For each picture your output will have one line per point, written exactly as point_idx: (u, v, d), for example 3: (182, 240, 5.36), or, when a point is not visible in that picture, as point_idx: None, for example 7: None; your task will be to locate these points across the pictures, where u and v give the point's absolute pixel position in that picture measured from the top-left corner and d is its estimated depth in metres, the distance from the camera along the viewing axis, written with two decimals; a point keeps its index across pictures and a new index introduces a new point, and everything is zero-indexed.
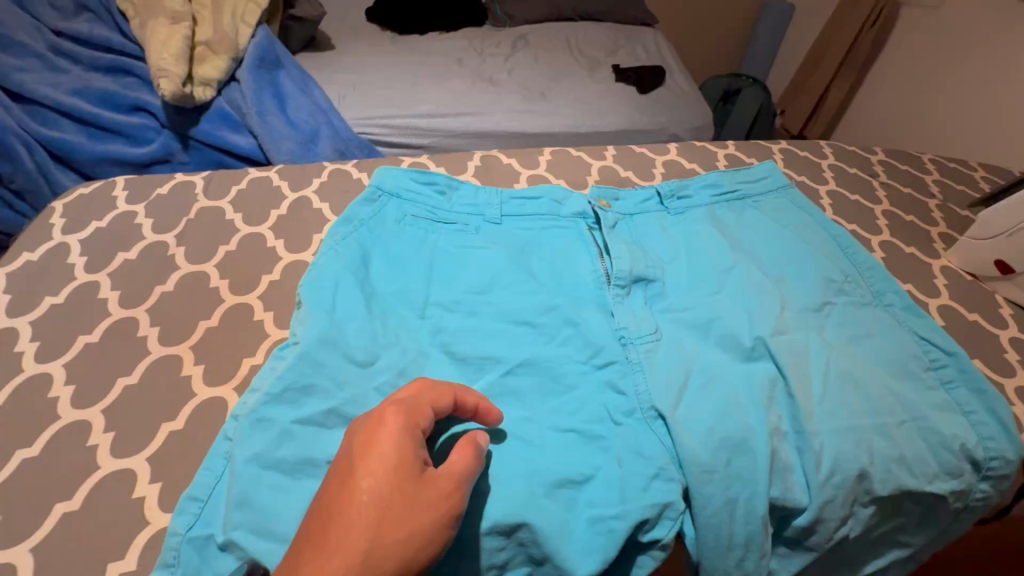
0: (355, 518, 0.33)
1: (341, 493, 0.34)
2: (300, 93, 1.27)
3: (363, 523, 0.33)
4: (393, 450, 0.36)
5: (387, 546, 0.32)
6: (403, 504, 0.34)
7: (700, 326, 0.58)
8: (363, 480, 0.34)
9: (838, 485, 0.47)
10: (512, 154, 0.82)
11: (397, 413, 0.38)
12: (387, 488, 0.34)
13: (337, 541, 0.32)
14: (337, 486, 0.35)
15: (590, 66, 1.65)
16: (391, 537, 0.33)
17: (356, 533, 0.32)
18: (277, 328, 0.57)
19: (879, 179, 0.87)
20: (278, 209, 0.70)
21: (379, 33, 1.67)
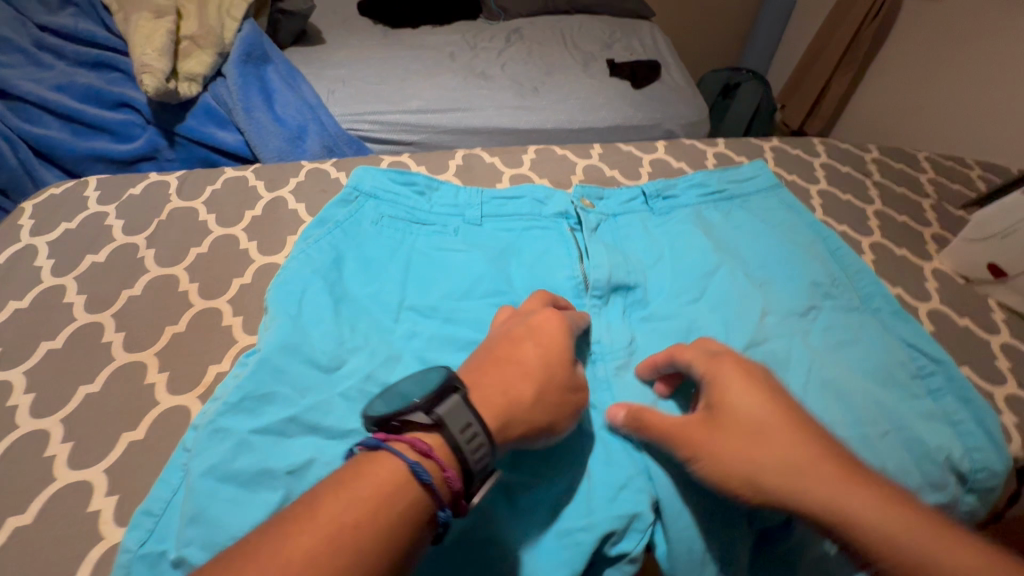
0: (529, 370, 0.44)
1: (518, 351, 0.46)
2: (288, 89, 1.25)
3: (532, 375, 0.44)
4: (559, 335, 0.48)
5: (544, 400, 0.44)
6: (561, 379, 0.45)
7: (678, 335, 0.56)
8: (528, 352, 0.46)
9: None
10: (495, 152, 0.81)
11: (562, 315, 0.50)
12: (551, 359, 0.46)
13: (518, 380, 0.44)
14: (511, 346, 0.46)
15: (584, 60, 1.63)
16: (548, 395, 0.44)
17: (529, 382, 0.44)
18: (245, 333, 0.56)
19: (872, 178, 0.85)
20: (253, 209, 0.69)
21: (370, 26, 1.65)
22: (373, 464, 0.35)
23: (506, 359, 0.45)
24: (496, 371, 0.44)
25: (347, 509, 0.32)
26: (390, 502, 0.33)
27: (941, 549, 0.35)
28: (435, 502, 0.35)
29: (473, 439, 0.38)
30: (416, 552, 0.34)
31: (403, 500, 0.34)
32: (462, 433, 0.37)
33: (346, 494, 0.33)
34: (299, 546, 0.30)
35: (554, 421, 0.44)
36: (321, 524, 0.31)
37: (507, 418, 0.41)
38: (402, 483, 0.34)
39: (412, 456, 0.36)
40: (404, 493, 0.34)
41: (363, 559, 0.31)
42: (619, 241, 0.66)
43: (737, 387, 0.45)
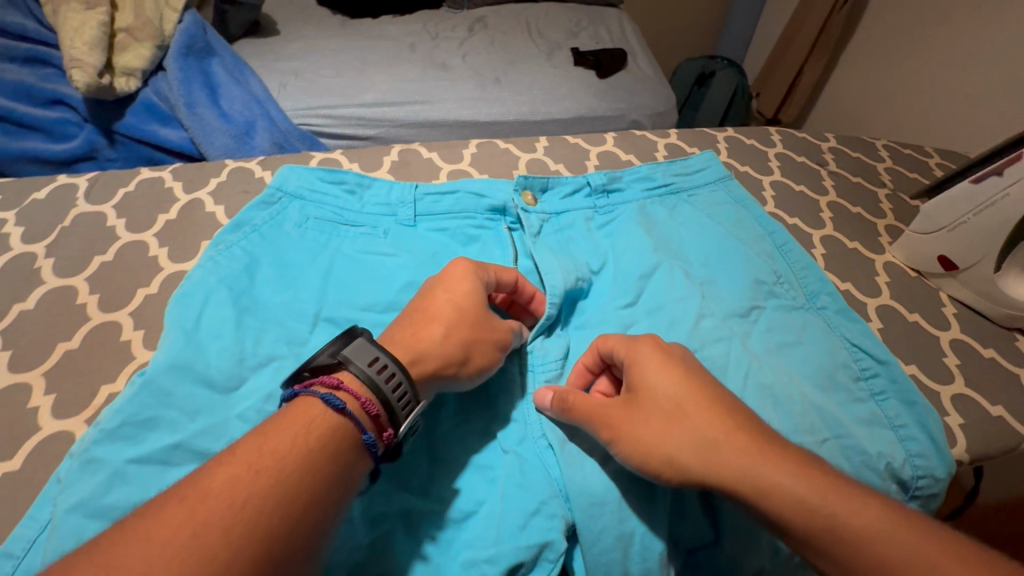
0: (436, 317, 0.47)
1: (426, 301, 0.48)
2: (234, 83, 1.19)
3: (439, 320, 0.47)
4: (467, 283, 0.49)
5: (453, 336, 0.46)
6: (470, 319, 0.47)
7: None
8: (435, 303, 0.48)
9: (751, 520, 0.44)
10: (434, 147, 0.76)
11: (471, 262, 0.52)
12: (460, 302, 0.48)
13: (425, 326, 0.46)
14: (421, 300, 0.49)
15: (549, 50, 1.58)
16: (458, 333, 0.46)
17: (436, 326, 0.46)
18: (145, 348, 0.52)
19: (828, 168, 0.82)
20: (167, 213, 0.64)
21: (327, 15, 1.58)
22: (289, 410, 0.38)
23: (417, 309, 0.48)
24: (407, 318, 0.47)
25: (266, 441, 0.35)
26: (306, 430, 0.36)
27: (846, 519, 0.36)
28: (355, 426, 0.38)
29: (383, 370, 0.41)
30: (349, 471, 0.37)
31: (320, 428, 0.37)
32: (368, 365, 0.40)
33: (264, 430, 0.36)
34: (221, 473, 0.33)
35: (471, 355, 0.46)
36: (239, 456, 0.34)
37: (419, 354, 0.44)
38: (319, 415, 0.37)
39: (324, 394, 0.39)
40: (321, 423, 0.37)
41: (286, 477, 0.33)
42: (561, 241, 0.62)
43: (656, 366, 0.44)
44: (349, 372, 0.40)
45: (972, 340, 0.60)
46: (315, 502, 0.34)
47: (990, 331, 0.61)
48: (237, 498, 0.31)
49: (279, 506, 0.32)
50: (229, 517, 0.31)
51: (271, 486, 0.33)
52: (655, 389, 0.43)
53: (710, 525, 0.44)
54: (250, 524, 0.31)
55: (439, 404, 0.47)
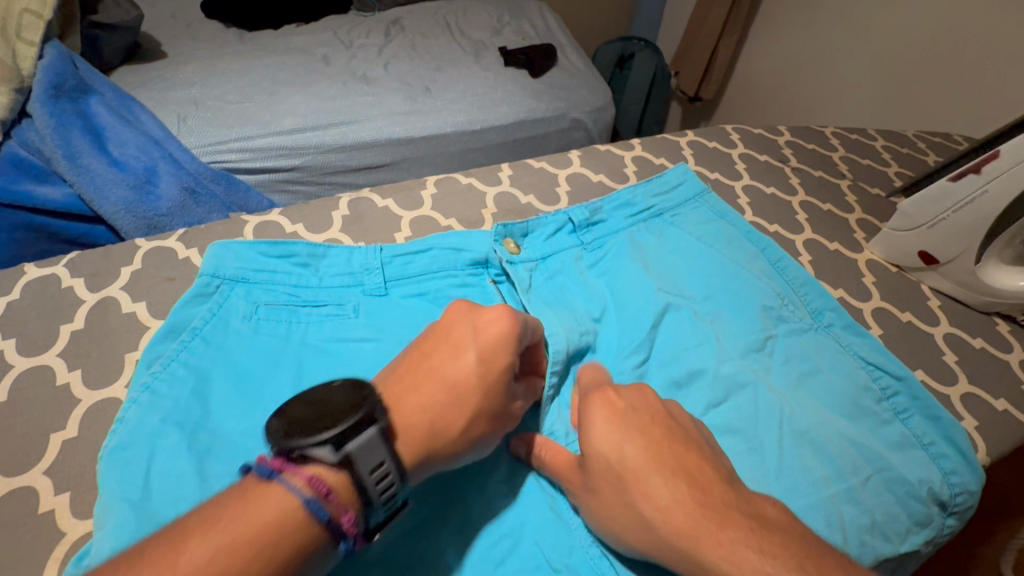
0: (462, 394, 0.40)
1: (450, 369, 0.41)
2: (125, 123, 0.93)
3: (464, 402, 0.40)
4: (501, 356, 0.42)
5: (471, 431, 0.40)
6: (492, 409, 0.41)
7: None
8: (462, 375, 0.41)
9: None
10: (389, 192, 0.67)
11: (516, 328, 0.44)
12: (489, 382, 0.42)
13: (445, 410, 0.40)
14: (450, 360, 0.42)
15: (476, 50, 1.50)
16: (479, 427, 0.41)
17: (456, 413, 0.40)
18: (76, 519, 0.40)
19: (790, 164, 0.81)
20: (72, 322, 0.52)
21: (221, 30, 1.40)
22: (257, 502, 0.32)
23: (440, 377, 0.41)
24: (424, 386, 0.41)
25: (212, 563, 0.29)
26: (264, 554, 0.30)
27: None
28: (337, 537, 0.33)
29: (384, 478, 0.35)
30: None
31: (279, 552, 0.30)
32: (371, 472, 0.35)
33: (218, 542, 0.29)
34: None
35: (480, 449, 0.41)
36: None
37: (429, 449, 0.39)
38: (289, 525, 0.31)
39: (311, 496, 0.33)
40: (290, 534, 0.31)
41: None
42: (555, 290, 0.56)
43: (600, 431, 0.41)
44: (346, 476, 0.34)
45: (961, 332, 0.61)
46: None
47: (974, 320, 0.63)
48: None
49: None
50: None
51: None
52: (707, 470, 0.39)
53: None
54: None
55: (462, 519, 0.41)
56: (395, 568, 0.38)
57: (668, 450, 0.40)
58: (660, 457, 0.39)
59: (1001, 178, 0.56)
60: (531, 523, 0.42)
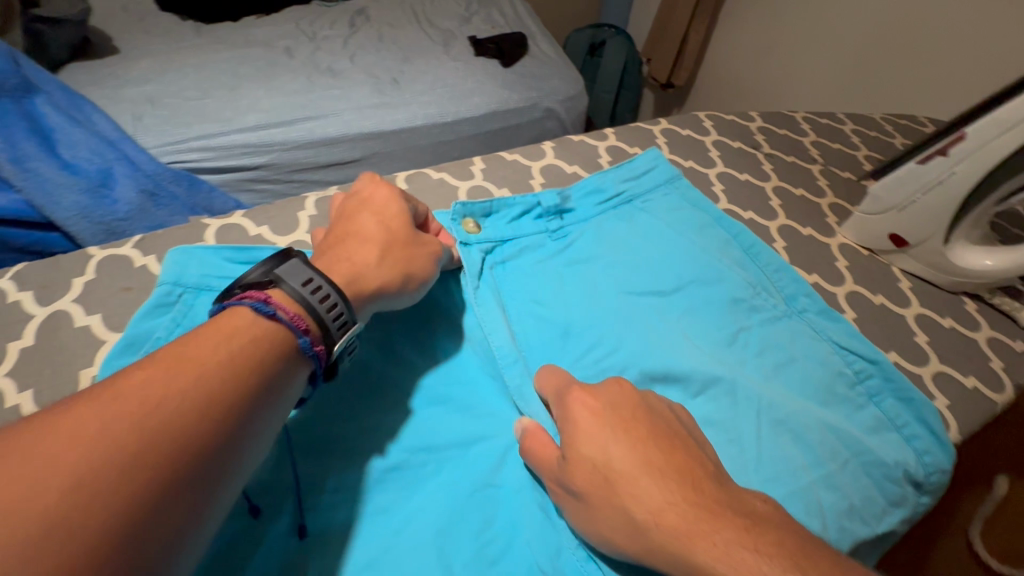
0: (369, 237, 0.46)
1: (354, 227, 0.47)
2: (74, 124, 0.89)
3: (373, 241, 0.46)
4: (394, 209, 0.49)
5: (387, 257, 0.46)
6: (400, 242, 0.47)
7: None
8: (364, 227, 0.47)
9: None
10: None
11: (399, 191, 0.52)
12: (391, 228, 0.48)
13: (358, 248, 0.45)
14: (350, 223, 0.48)
15: (444, 40, 1.46)
16: (393, 254, 0.46)
17: (370, 249, 0.45)
18: None
19: (763, 150, 0.82)
20: (20, 339, 0.48)
21: (177, 23, 1.33)
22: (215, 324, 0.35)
23: (346, 234, 0.47)
24: (335, 244, 0.46)
25: (186, 349, 0.32)
26: (230, 340, 0.33)
27: None
28: (291, 332, 0.36)
29: (319, 290, 0.39)
30: (277, 397, 0.35)
31: (245, 341, 0.34)
32: (304, 287, 0.38)
33: (188, 337, 0.33)
34: (136, 374, 0.30)
35: (407, 276, 0.46)
36: (159, 360, 0.31)
37: (356, 275, 0.43)
38: (247, 323, 0.35)
39: (254, 302, 0.36)
40: (248, 330, 0.35)
41: (204, 382, 0.31)
42: (511, 278, 0.56)
43: (589, 436, 0.40)
44: (280, 289, 0.38)
45: (932, 312, 0.62)
46: (244, 429, 0.32)
47: (943, 300, 0.64)
48: (150, 396, 0.29)
49: (182, 402, 0.29)
50: (140, 433, 0.27)
51: (191, 392, 0.30)
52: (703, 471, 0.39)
53: None
54: (164, 423, 0.28)
55: (446, 528, 0.40)
56: None
57: (658, 451, 0.39)
58: (655, 458, 0.38)
59: (967, 159, 0.57)
60: (518, 528, 0.41)
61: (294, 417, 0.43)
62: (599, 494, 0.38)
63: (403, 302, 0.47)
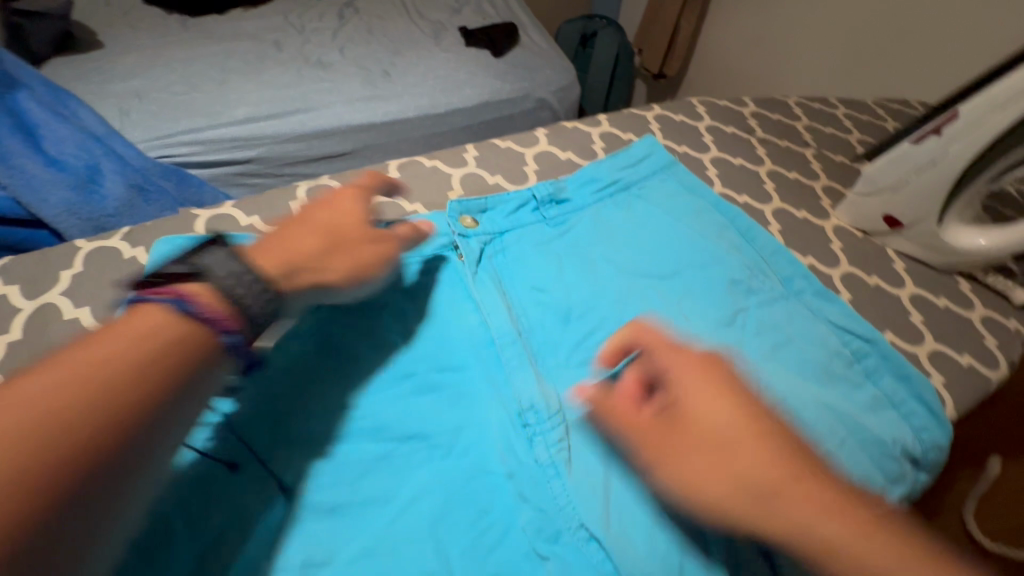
0: (314, 228, 0.42)
1: (297, 219, 0.43)
2: (59, 118, 0.86)
3: (316, 231, 0.42)
4: (344, 206, 0.46)
5: (329, 248, 0.41)
6: (346, 234, 0.43)
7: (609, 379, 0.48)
8: (308, 219, 0.43)
9: None
10: (349, 179, 0.64)
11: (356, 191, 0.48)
12: (337, 220, 0.44)
13: (297, 237, 0.41)
14: (295, 217, 0.44)
15: (435, 31, 1.45)
16: (336, 247, 0.42)
17: (310, 239, 0.41)
18: None
19: (756, 135, 0.81)
20: (7, 333, 0.47)
21: (163, 17, 1.31)
22: (126, 319, 0.31)
23: (288, 226, 0.42)
24: (275, 235, 0.41)
25: (91, 351, 0.28)
26: (142, 341, 0.29)
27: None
28: (212, 330, 0.32)
29: (241, 282, 0.34)
30: (182, 419, 0.30)
31: (161, 342, 0.30)
32: (229, 278, 0.34)
33: (96, 339, 0.29)
34: (27, 385, 0.26)
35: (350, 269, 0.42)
36: (58, 366, 0.27)
37: (292, 265, 0.39)
38: (162, 321, 0.31)
39: (167, 299, 0.31)
40: (164, 328, 0.30)
41: (104, 395, 0.27)
42: (507, 264, 0.56)
43: (709, 401, 0.39)
44: (202, 282, 0.34)
45: (926, 293, 0.63)
46: (154, 444, 0.28)
47: (938, 281, 0.64)
48: (43, 412, 0.25)
49: (79, 421, 0.26)
50: (26, 459, 0.24)
51: (89, 408, 0.26)
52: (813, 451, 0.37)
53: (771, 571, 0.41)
54: (54, 446, 0.25)
55: (442, 519, 0.40)
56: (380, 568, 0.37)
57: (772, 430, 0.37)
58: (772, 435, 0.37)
59: (961, 138, 0.56)
60: (516, 516, 0.41)
61: (290, 406, 0.43)
62: (711, 451, 0.37)
63: (340, 298, 0.43)
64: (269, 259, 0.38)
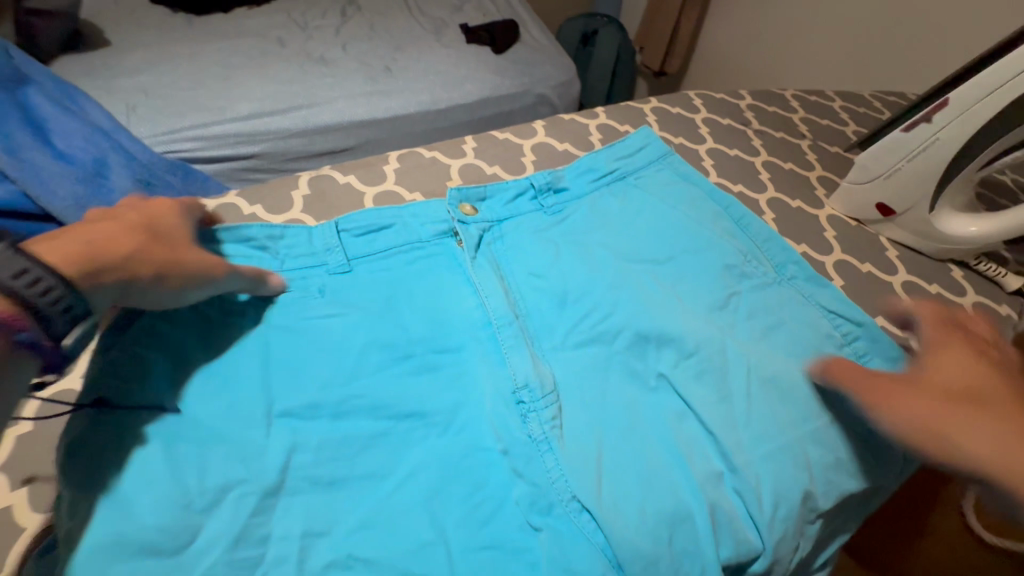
0: (131, 226, 0.37)
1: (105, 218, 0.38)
2: (66, 113, 0.86)
3: (139, 230, 0.37)
4: (170, 219, 0.41)
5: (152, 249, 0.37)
6: (170, 240, 0.39)
7: (602, 361, 0.49)
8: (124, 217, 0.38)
9: (785, 517, 0.42)
10: (350, 169, 0.66)
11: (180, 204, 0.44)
12: (157, 224, 0.39)
13: (116, 233, 0.35)
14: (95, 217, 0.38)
15: (436, 28, 1.47)
16: (159, 248, 0.37)
17: (129, 236, 0.36)
18: (35, 513, 0.39)
19: (752, 127, 0.82)
20: None
21: (168, 15, 1.33)
22: None
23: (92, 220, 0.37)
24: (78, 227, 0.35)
25: None
26: None
27: None
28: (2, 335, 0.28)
29: (37, 283, 0.29)
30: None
31: None
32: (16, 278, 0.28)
33: None
34: None
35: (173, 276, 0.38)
36: None
37: (100, 259, 0.33)
38: None
39: None
40: None
41: None
42: (505, 250, 0.57)
43: (956, 361, 0.48)
44: None
45: (918, 279, 0.63)
46: None
47: (930, 268, 0.65)
48: None
49: None
50: None
51: None
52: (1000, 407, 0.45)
53: (756, 535, 0.41)
54: None
55: (439, 493, 0.41)
56: (377, 535, 0.39)
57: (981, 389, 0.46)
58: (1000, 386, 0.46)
59: (952, 124, 0.57)
60: (509, 491, 0.42)
61: (295, 385, 0.44)
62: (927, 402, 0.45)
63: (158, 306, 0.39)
64: (63, 248, 0.32)
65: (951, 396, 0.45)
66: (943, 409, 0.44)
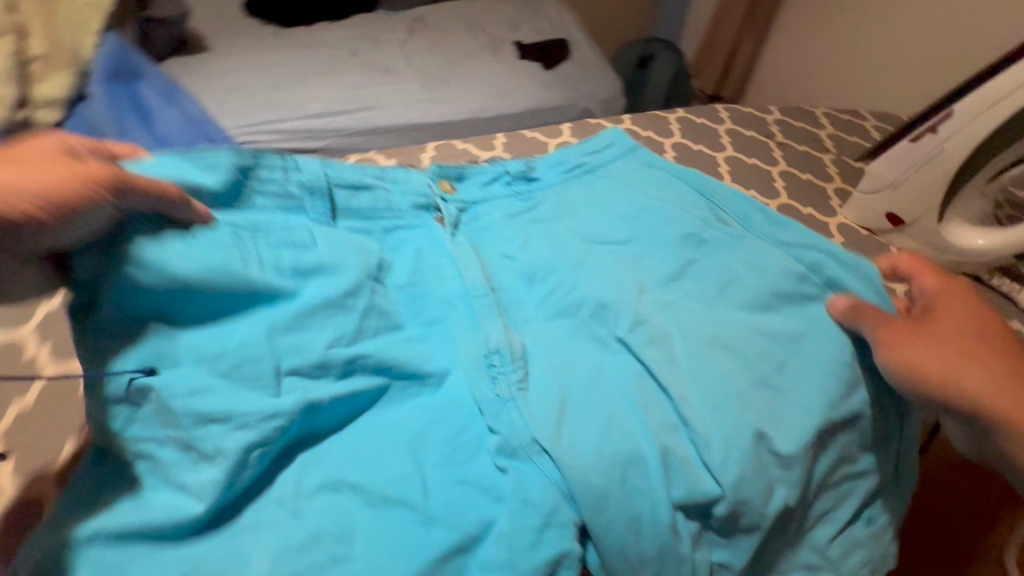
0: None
1: None
2: (168, 104, 0.97)
3: None
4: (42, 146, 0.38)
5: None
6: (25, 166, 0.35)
7: (567, 335, 0.55)
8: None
9: (739, 459, 0.45)
10: (391, 154, 0.75)
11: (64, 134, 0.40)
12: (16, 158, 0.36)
13: None
14: None
15: (492, 45, 1.58)
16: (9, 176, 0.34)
17: None
18: None
19: (775, 139, 0.85)
20: None
21: (260, 27, 1.51)
22: None
23: None
24: None
25: None
26: None
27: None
28: None
29: None
30: None
31: None
32: None
33: None
34: None
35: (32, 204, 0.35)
36: None
37: None
38: None
39: None
40: None
41: None
42: (477, 230, 0.64)
43: (953, 305, 0.53)
44: None
45: None
46: None
47: None
48: None
49: None
50: None
51: None
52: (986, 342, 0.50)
53: (713, 478, 0.45)
54: None
55: (421, 435, 0.47)
56: (367, 458, 0.44)
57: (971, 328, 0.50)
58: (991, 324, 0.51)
59: (954, 136, 0.59)
60: (485, 440, 0.47)
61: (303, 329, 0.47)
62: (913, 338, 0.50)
63: (53, 243, 0.37)
64: None
65: (950, 337, 0.50)
66: (938, 347, 0.49)
